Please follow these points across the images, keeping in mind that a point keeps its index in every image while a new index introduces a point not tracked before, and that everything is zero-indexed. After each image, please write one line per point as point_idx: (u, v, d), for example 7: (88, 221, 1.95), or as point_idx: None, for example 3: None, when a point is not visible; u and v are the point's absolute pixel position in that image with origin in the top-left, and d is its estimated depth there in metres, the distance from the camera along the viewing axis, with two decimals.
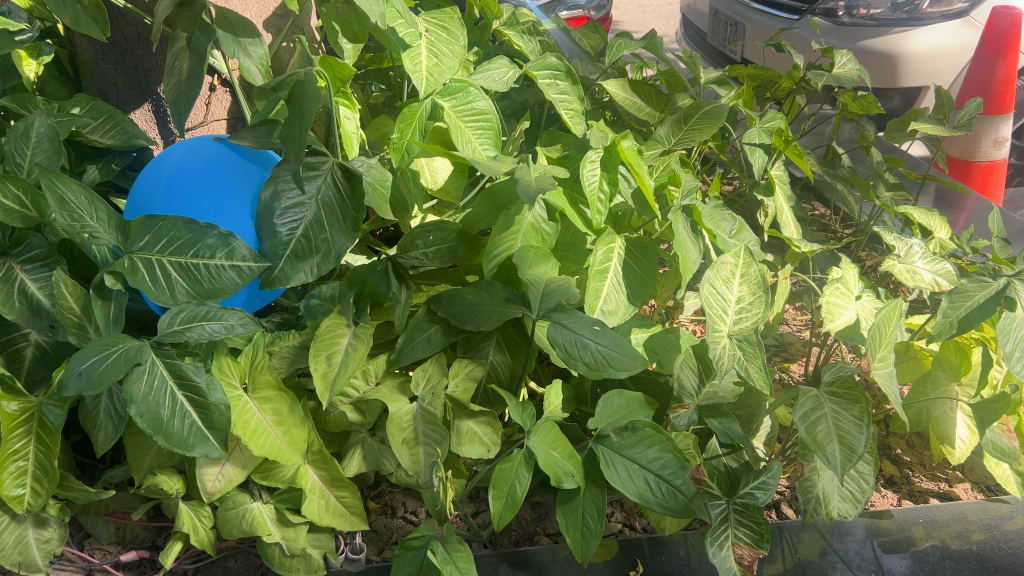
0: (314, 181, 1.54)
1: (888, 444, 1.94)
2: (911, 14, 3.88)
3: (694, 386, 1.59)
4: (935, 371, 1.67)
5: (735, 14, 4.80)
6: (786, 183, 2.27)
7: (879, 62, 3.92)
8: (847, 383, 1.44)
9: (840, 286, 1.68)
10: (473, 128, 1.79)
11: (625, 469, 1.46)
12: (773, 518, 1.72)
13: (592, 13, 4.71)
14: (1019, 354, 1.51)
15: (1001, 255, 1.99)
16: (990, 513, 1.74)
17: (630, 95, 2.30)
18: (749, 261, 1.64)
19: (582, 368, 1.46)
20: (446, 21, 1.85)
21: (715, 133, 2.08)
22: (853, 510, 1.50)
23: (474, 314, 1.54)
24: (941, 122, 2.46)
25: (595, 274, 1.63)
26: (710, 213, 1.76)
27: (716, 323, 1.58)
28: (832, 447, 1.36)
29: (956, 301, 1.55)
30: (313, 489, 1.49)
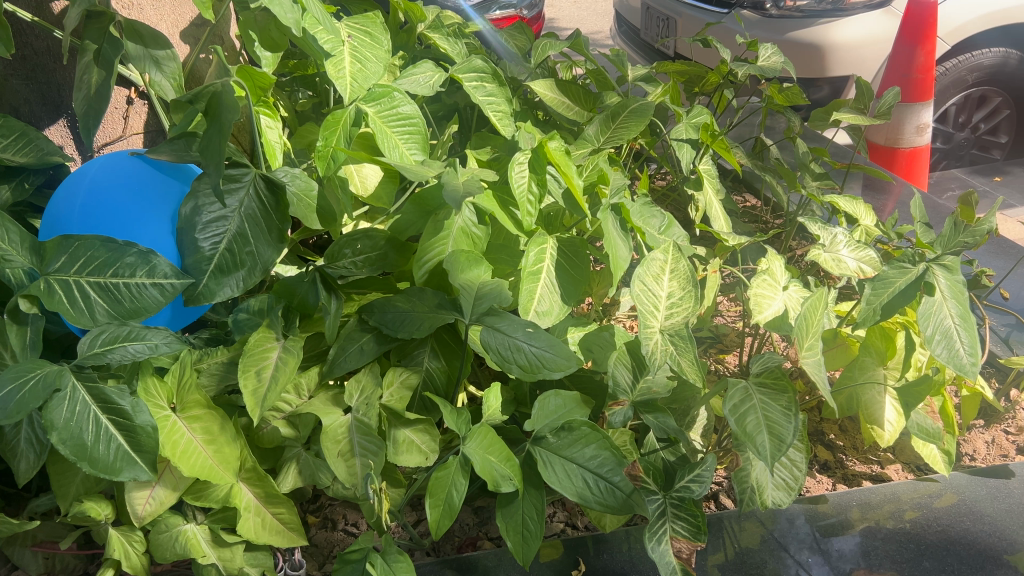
0: (236, 194, 1.51)
1: (821, 430, 1.98)
2: (835, 5, 3.98)
3: (629, 382, 1.60)
4: (863, 356, 1.71)
5: (666, 9, 4.90)
6: (715, 176, 2.31)
7: (807, 54, 4.00)
8: (775, 373, 1.46)
9: (767, 278, 1.71)
10: (400, 133, 1.77)
11: (563, 469, 1.47)
12: (712, 509, 1.75)
13: (523, 11, 4.80)
14: (939, 338, 1.53)
15: (924, 241, 2.03)
16: (920, 493, 1.77)
17: (558, 95, 2.30)
18: (677, 257, 1.69)
19: (517, 371, 1.45)
20: (370, 26, 1.85)
21: (643, 130, 2.08)
22: (787, 497, 1.51)
23: (406, 322, 1.51)
24: (861, 113, 2.51)
25: (527, 276, 1.63)
26: (639, 211, 1.81)
27: (648, 320, 1.61)
28: (761, 438, 1.36)
29: (879, 288, 1.59)
30: (248, 507, 1.46)
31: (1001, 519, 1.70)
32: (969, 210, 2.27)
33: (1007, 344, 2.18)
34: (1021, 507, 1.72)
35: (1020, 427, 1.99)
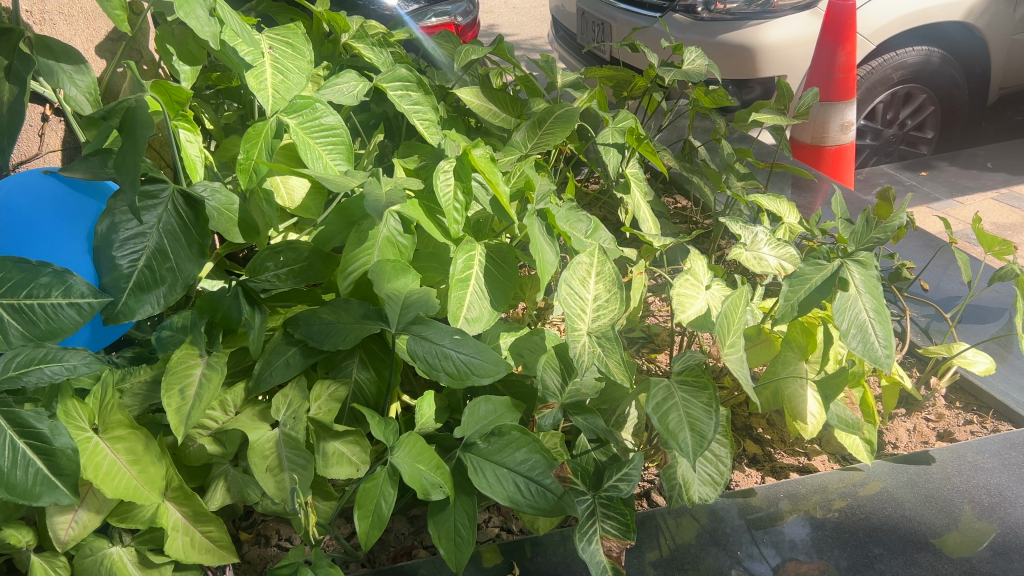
0: (153, 211, 1.50)
1: (749, 424, 2.03)
2: (764, 7, 4.12)
3: (558, 385, 1.62)
4: (785, 351, 1.76)
5: (601, 15, 5.08)
6: (642, 180, 2.36)
7: (737, 55, 4.12)
8: (696, 371, 1.49)
9: (689, 278, 1.75)
10: (323, 144, 1.76)
11: (493, 474, 1.47)
12: (644, 507, 1.78)
13: (459, 18, 4.84)
14: (855, 331, 1.57)
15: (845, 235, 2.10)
16: (844, 482, 1.82)
17: (485, 102, 2.30)
18: (603, 260, 1.72)
19: (445, 378, 1.46)
20: (290, 38, 1.85)
21: (569, 135, 2.10)
22: (713, 492, 1.54)
23: (332, 333, 1.50)
24: (783, 113, 2.58)
25: (456, 283, 1.64)
26: (565, 216, 1.83)
27: (575, 322, 1.62)
28: (683, 435, 1.38)
29: (796, 285, 1.63)
30: (176, 527, 1.44)
31: (919, 505, 1.74)
32: (886, 205, 2.34)
33: (926, 334, 2.25)
34: (937, 493, 1.77)
35: (940, 414, 2.06)
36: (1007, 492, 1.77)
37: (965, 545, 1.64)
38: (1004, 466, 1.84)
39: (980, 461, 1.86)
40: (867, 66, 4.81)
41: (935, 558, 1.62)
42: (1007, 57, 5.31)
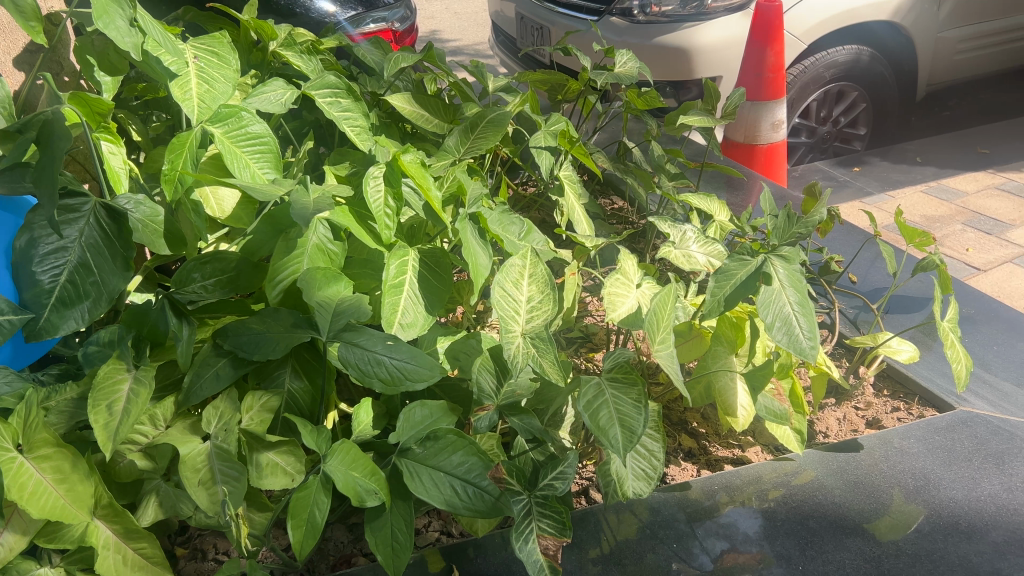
0: (75, 224, 1.47)
1: (684, 419, 2.07)
2: (698, 10, 4.32)
3: (493, 388, 1.62)
4: (715, 346, 1.79)
5: (541, 19, 5.20)
6: (575, 182, 2.38)
7: (673, 56, 4.33)
8: (625, 368, 1.54)
9: (620, 277, 1.79)
10: (250, 152, 1.74)
11: (430, 479, 1.47)
12: (582, 504, 1.80)
13: (396, 24, 4.82)
14: (779, 324, 1.61)
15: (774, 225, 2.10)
16: (777, 472, 1.86)
17: (417, 108, 2.28)
18: (535, 262, 1.73)
19: (378, 385, 1.45)
20: (216, 47, 1.84)
21: (499, 140, 2.11)
22: (647, 487, 1.56)
23: (261, 344, 1.49)
24: (711, 114, 2.64)
25: (389, 289, 1.62)
26: (497, 219, 1.84)
27: (509, 324, 1.63)
28: (613, 431, 1.41)
29: (722, 280, 1.68)
30: (107, 545, 1.41)
31: (847, 491, 1.79)
32: (812, 200, 2.41)
33: (854, 325, 2.32)
34: (867, 479, 1.82)
35: (868, 402, 2.13)
36: (932, 475, 1.82)
37: (893, 528, 1.69)
38: (928, 450, 1.90)
39: (906, 447, 1.91)
40: (797, 66, 4.94)
41: (864, 542, 1.66)
42: (932, 55, 5.48)
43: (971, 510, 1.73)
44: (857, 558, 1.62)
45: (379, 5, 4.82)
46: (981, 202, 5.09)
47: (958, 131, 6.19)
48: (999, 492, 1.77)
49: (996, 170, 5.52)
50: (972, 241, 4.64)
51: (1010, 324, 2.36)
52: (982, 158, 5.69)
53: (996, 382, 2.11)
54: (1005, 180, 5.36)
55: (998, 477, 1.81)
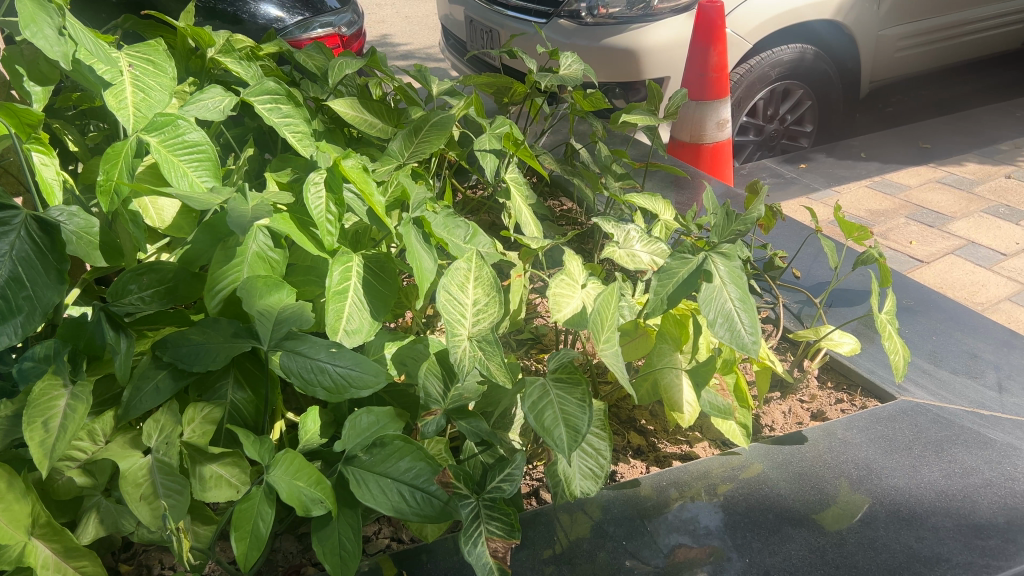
0: (5, 238, 1.43)
1: (633, 416, 2.08)
2: (645, 11, 4.43)
3: (440, 392, 1.62)
4: (660, 343, 1.82)
5: (489, 22, 5.24)
6: (521, 184, 2.39)
7: (622, 57, 4.43)
8: (569, 368, 1.55)
9: (565, 278, 1.81)
10: (188, 161, 1.71)
11: (377, 486, 1.46)
12: (533, 505, 1.80)
13: (344, 29, 4.80)
14: (721, 320, 1.64)
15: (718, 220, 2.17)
16: (725, 466, 1.89)
17: (360, 113, 2.26)
18: (480, 264, 1.71)
19: (322, 393, 1.44)
20: (151, 54, 1.81)
21: (444, 143, 2.09)
22: (595, 486, 1.57)
23: (201, 355, 1.47)
24: (655, 114, 2.66)
25: (333, 296, 1.59)
26: (442, 223, 1.81)
27: (455, 327, 1.63)
28: (558, 431, 1.42)
29: (664, 279, 1.69)
30: (46, 564, 1.38)
31: (792, 483, 1.82)
32: (753, 196, 2.47)
33: (798, 319, 2.37)
34: (811, 471, 1.85)
35: (813, 395, 2.17)
36: (874, 465, 1.86)
37: (837, 518, 1.72)
38: (870, 440, 1.93)
39: (849, 438, 1.95)
40: (742, 65, 5.03)
41: (810, 533, 1.69)
42: (873, 53, 5.59)
43: (912, 497, 1.77)
44: (802, 548, 1.65)
45: (325, 9, 4.78)
46: (923, 196, 5.21)
47: (900, 126, 6.32)
48: (938, 479, 1.82)
49: (937, 164, 5.65)
50: (915, 234, 4.75)
51: (949, 314, 2.42)
52: (924, 153, 5.82)
53: (936, 371, 2.16)
54: (946, 174, 5.49)
55: (937, 464, 1.86)
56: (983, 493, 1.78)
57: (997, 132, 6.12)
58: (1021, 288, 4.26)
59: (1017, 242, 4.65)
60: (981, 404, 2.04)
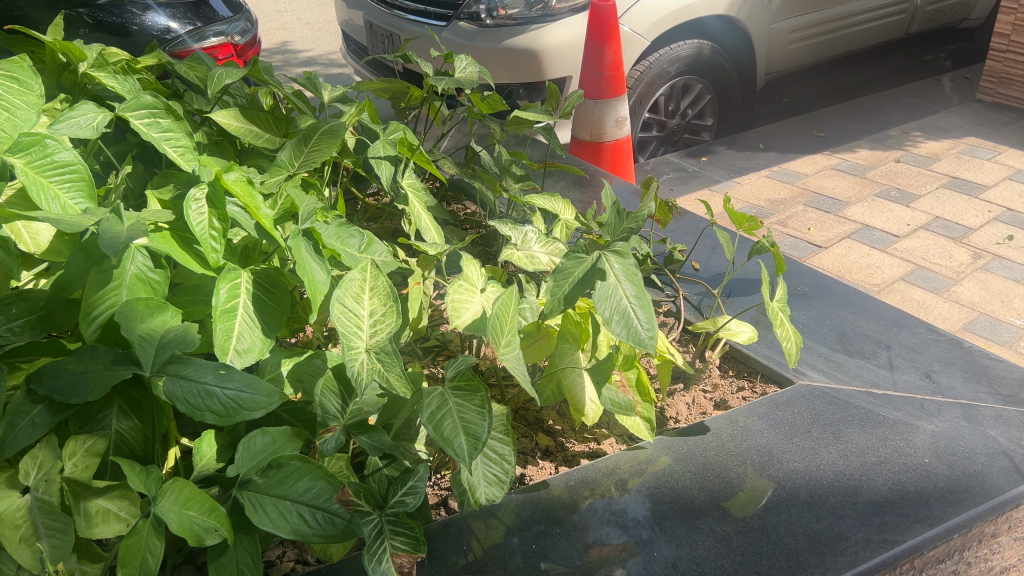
0: None
1: (540, 418, 2.08)
2: (543, 11, 4.53)
3: (338, 408, 1.58)
4: (561, 343, 1.84)
5: (388, 26, 5.20)
6: (419, 189, 2.36)
7: (523, 58, 4.54)
8: (468, 375, 1.54)
9: (463, 283, 1.79)
10: (59, 182, 1.63)
11: (275, 508, 1.41)
12: (442, 515, 1.78)
13: (236, 38, 4.69)
14: (617, 317, 1.65)
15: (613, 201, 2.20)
16: (632, 461, 1.90)
17: (245, 124, 2.18)
18: (375, 274, 1.66)
19: (211, 418, 1.39)
20: (16, 71, 1.70)
21: (334, 151, 2.03)
22: (500, 491, 1.56)
23: (80, 385, 1.39)
24: (550, 114, 2.67)
25: (220, 315, 1.54)
26: (333, 233, 1.76)
27: (351, 340, 1.57)
28: (458, 440, 1.42)
29: (560, 279, 1.71)
30: None
31: (698, 473, 1.84)
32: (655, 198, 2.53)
33: (699, 311, 2.40)
34: (715, 460, 1.88)
35: (715, 384, 2.21)
36: (775, 450, 1.90)
37: (742, 505, 1.75)
38: (770, 426, 1.98)
39: (750, 424, 1.99)
40: (643, 62, 5.11)
41: (716, 521, 1.71)
42: (767, 47, 5.74)
43: (812, 479, 1.81)
44: (709, 538, 1.67)
45: (217, 18, 4.65)
46: (819, 183, 5.38)
47: (796, 117, 6.51)
48: (836, 459, 1.87)
49: (831, 151, 5.84)
50: (813, 220, 4.90)
51: (841, 298, 2.50)
52: (819, 141, 6.01)
53: (830, 354, 2.23)
54: (839, 161, 5.68)
55: (835, 445, 1.91)
56: (879, 470, 1.84)
57: (886, 119, 6.37)
58: (913, 268, 4.43)
59: (907, 224, 4.84)
60: (875, 383, 2.11)
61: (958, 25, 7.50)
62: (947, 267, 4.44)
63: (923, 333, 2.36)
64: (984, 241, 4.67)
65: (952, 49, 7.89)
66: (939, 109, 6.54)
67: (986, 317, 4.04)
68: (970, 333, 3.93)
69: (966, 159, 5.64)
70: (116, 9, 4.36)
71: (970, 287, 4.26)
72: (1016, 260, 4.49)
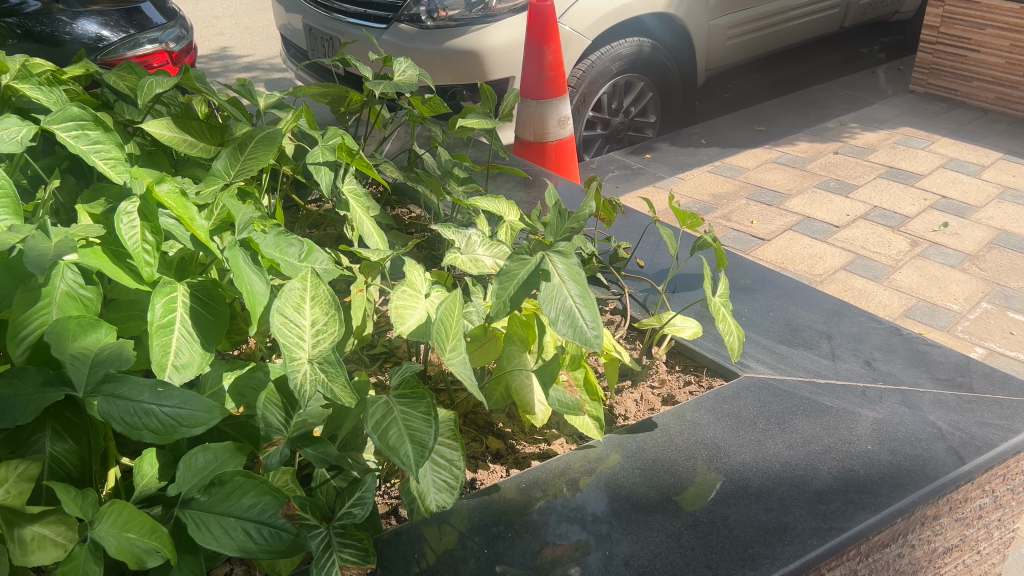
0: None
1: (490, 421, 2.08)
2: (484, 12, 4.53)
3: (282, 421, 1.55)
4: (508, 345, 1.84)
5: (327, 29, 5.14)
6: (361, 194, 2.32)
7: (465, 60, 4.54)
8: (412, 383, 1.53)
9: (406, 290, 1.78)
10: None
11: (219, 526, 1.38)
12: (392, 524, 1.76)
13: (173, 45, 4.60)
14: (563, 317, 1.65)
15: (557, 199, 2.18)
16: (583, 460, 1.90)
17: (178, 133, 2.13)
18: (316, 283, 1.64)
19: (149, 436, 1.35)
20: None
21: (271, 158, 2.00)
22: (450, 498, 1.55)
23: (9, 410, 1.34)
24: (489, 116, 2.67)
25: (157, 330, 1.50)
26: (272, 242, 1.73)
27: (293, 351, 1.53)
28: (405, 449, 1.41)
29: (505, 282, 1.70)
30: None
31: (647, 469, 1.85)
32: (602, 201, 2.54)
33: (644, 308, 2.42)
34: (664, 456, 1.89)
35: (662, 379, 2.23)
36: (722, 443, 1.92)
37: (692, 500, 1.76)
38: (717, 420, 2.00)
39: (697, 419, 2.01)
40: (585, 61, 5.15)
41: (667, 517, 1.72)
42: (706, 43, 5.81)
43: (758, 471, 1.83)
44: (660, 534, 1.68)
45: (151, 25, 4.54)
46: (761, 176, 5.46)
47: (737, 112, 6.60)
48: (782, 450, 1.89)
49: (771, 145, 5.93)
50: (756, 214, 4.97)
51: (783, 290, 2.54)
52: (760, 135, 6.10)
53: (773, 346, 2.26)
54: (780, 154, 5.78)
55: (781, 436, 1.93)
56: (823, 459, 1.86)
57: (824, 111, 6.49)
58: (854, 257, 4.53)
59: (847, 214, 4.94)
60: (817, 373, 2.15)
61: (890, 18, 7.67)
62: (887, 255, 4.54)
63: (863, 322, 2.40)
64: (921, 229, 4.78)
65: (885, 42, 8.06)
66: (874, 101, 6.69)
67: (924, 303, 4.14)
68: (910, 319, 4.03)
69: (902, 149, 5.78)
70: (46, 17, 4.30)
71: (908, 275, 4.36)
72: (951, 246, 4.61)
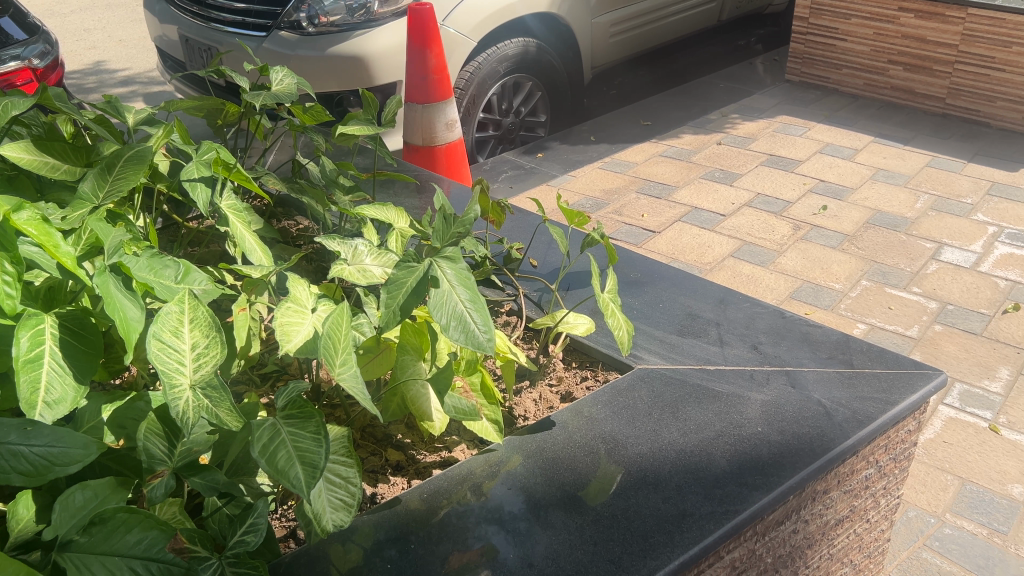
0: None
1: (389, 433, 2.05)
2: (366, 17, 4.49)
3: (165, 451, 1.50)
4: (401, 355, 1.80)
5: (204, 38, 4.99)
6: (241, 209, 2.26)
7: (348, 66, 4.48)
8: (299, 403, 1.49)
9: (291, 306, 1.74)
10: None
11: (102, 567, 1.32)
12: (291, 547, 1.72)
13: (35, 60, 4.57)
14: (453, 323, 1.64)
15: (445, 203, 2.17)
16: (484, 465, 1.89)
17: (40, 156, 2.02)
18: (194, 305, 1.57)
19: (20, 479, 1.27)
20: None
21: (143, 177, 1.92)
22: (347, 516, 1.52)
23: None
24: (372, 123, 2.64)
25: (23, 366, 1.41)
26: (145, 264, 1.67)
27: (173, 377, 1.47)
28: (294, 471, 1.39)
29: (393, 290, 1.67)
30: None
31: (547, 468, 1.86)
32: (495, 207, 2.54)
33: (539, 307, 2.44)
34: (563, 453, 1.90)
35: (559, 377, 2.25)
36: (620, 436, 1.95)
37: (594, 494, 1.78)
38: (613, 413, 2.02)
39: (594, 414, 2.03)
40: (472, 63, 5.16)
41: (569, 514, 1.73)
42: (591, 40, 5.91)
43: (655, 461, 1.87)
44: (563, 532, 1.69)
45: (12, 41, 4.50)
46: (649, 170, 5.58)
47: (623, 108, 6.72)
48: (677, 438, 1.93)
49: (658, 138, 6.07)
50: (646, 207, 5.08)
51: (671, 281, 2.59)
52: (646, 130, 6.23)
53: (665, 337, 2.31)
54: (666, 147, 5.91)
55: (675, 425, 1.97)
56: (717, 444, 1.91)
57: (706, 104, 6.68)
58: (741, 243, 4.68)
59: (733, 203, 5.10)
60: (707, 360, 2.21)
61: (765, 10, 7.94)
62: (772, 240, 4.71)
63: (749, 307, 2.47)
64: (802, 213, 4.98)
65: (761, 34, 8.35)
66: (753, 91, 6.92)
67: (808, 284, 4.31)
68: (796, 301, 4.19)
69: (781, 137, 6.00)
70: None
71: (793, 258, 4.54)
72: (831, 228, 4.81)
